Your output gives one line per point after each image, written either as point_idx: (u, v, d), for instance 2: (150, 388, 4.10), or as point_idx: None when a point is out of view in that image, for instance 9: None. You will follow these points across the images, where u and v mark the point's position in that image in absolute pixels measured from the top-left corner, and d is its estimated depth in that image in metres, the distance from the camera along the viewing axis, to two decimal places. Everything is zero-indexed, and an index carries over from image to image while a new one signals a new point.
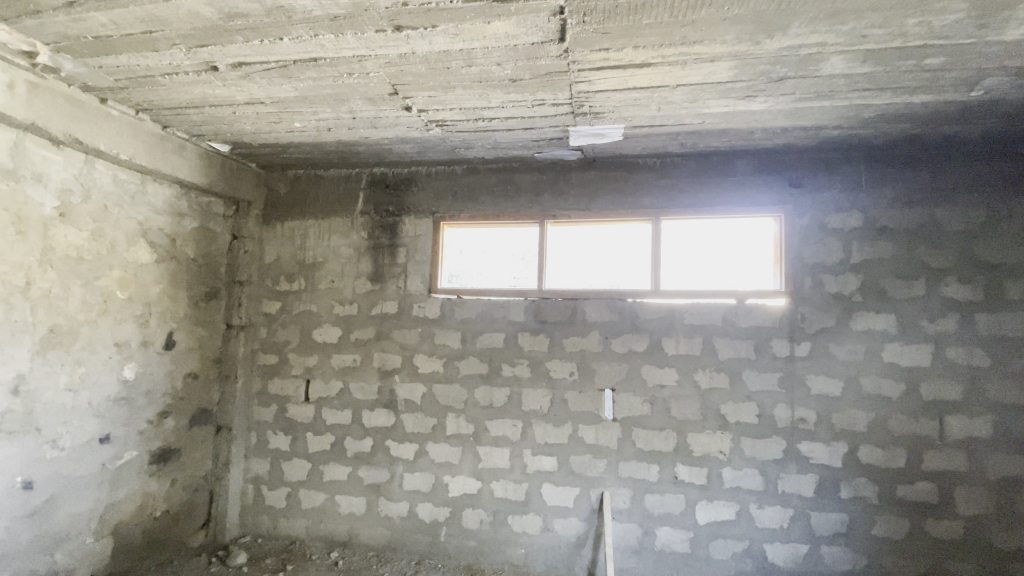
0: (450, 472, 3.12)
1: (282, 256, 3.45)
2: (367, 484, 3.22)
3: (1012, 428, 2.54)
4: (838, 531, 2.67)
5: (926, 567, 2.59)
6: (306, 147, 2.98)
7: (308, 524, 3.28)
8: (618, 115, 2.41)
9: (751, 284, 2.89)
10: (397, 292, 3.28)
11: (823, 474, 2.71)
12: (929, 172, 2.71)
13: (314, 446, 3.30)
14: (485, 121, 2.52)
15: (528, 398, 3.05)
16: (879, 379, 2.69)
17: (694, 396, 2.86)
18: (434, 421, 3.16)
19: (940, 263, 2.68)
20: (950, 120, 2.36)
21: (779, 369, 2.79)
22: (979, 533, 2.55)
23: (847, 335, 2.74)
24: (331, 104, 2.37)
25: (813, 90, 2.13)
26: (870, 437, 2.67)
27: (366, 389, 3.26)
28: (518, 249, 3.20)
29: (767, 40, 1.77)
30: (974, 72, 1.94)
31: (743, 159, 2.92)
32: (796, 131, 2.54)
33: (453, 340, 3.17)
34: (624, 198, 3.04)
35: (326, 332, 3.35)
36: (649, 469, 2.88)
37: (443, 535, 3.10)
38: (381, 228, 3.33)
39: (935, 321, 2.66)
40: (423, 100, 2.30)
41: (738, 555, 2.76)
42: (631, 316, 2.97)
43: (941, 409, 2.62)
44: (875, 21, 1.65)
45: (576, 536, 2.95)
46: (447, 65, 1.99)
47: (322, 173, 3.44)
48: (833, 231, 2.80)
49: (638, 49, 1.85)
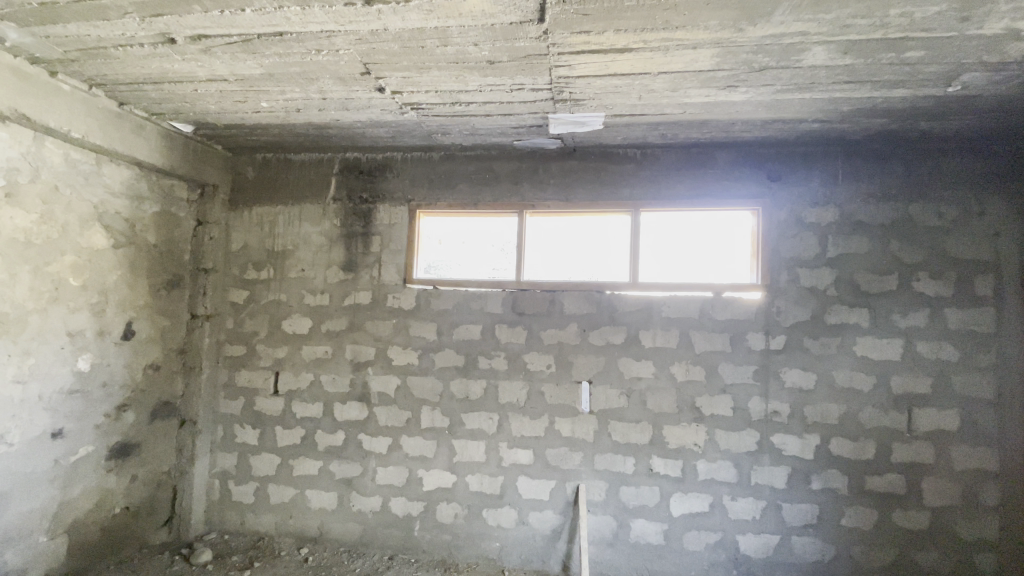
0: (424, 466, 3.06)
1: (250, 244, 3.32)
2: (339, 479, 3.14)
3: (978, 421, 2.61)
4: (809, 522, 2.71)
5: (893, 556, 2.64)
6: (275, 129, 2.86)
7: (277, 519, 3.19)
8: (598, 102, 2.36)
9: (728, 278, 2.89)
10: (371, 282, 3.19)
11: (796, 465, 2.73)
12: (904, 168, 2.74)
13: (284, 440, 3.21)
14: (462, 105, 2.44)
15: (505, 390, 3.01)
16: (851, 372, 2.72)
17: (671, 388, 2.86)
18: (408, 414, 3.09)
19: (912, 258, 2.71)
20: (926, 116, 2.38)
21: (754, 362, 2.80)
22: (944, 523, 2.61)
23: (822, 328, 2.76)
24: (300, 83, 2.26)
25: (794, 82, 2.11)
26: (842, 429, 2.71)
27: (338, 381, 3.17)
28: (496, 239, 3.14)
29: (750, 27, 1.74)
30: (951, 67, 1.94)
31: (723, 151, 2.90)
32: (776, 123, 2.54)
33: (429, 331, 3.10)
34: (604, 189, 3.00)
35: (296, 322, 3.25)
36: (625, 461, 2.87)
37: (416, 529, 3.05)
38: (355, 215, 3.23)
39: (906, 316, 2.70)
40: (397, 81, 2.21)
41: (711, 546, 2.78)
42: (610, 308, 2.94)
43: (911, 402, 2.66)
44: (858, 11, 1.63)
45: (551, 529, 2.92)
46: (421, 44, 1.91)
47: (293, 158, 3.32)
48: (809, 225, 2.81)
49: (619, 33, 1.80)
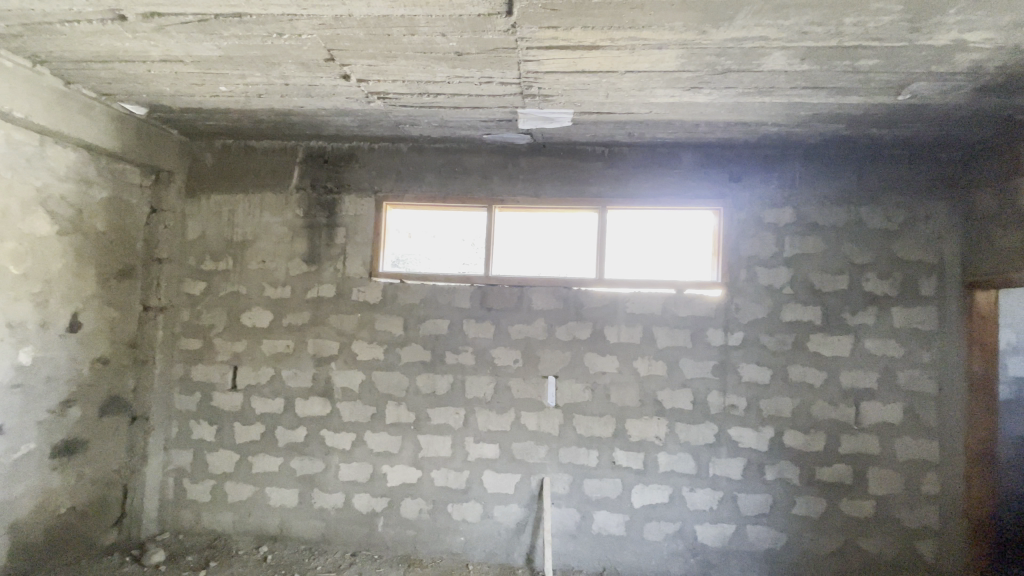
0: (389, 461, 3.03)
1: (208, 233, 3.21)
2: (300, 475, 3.07)
3: (919, 414, 2.76)
4: (762, 511, 2.82)
5: (839, 543, 2.77)
6: (235, 114, 2.76)
7: (234, 518, 3.11)
8: (566, 99, 2.38)
9: (691, 276, 2.97)
10: (335, 275, 3.12)
11: (751, 457, 2.83)
12: (856, 172, 2.87)
13: (243, 436, 3.12)
14: (430, 97, 2.42)
15: (471, 385, 3.00)
16: (804, 368, 2.84)
17: (634, 382, 2.92)
18: (372, 410, 3.05)
19: (863, 259, 2.84)
20: (877, 123, 2.50)
21: (713, 357, 2.88)
22: (887, 510, 2.76)
23: (778, 325, 2.86)
24: (261, 67, 2.19)
25: (754, 86, 2.18)
26: (794, 422, 2.82)
27: (300, 376, 3.10)
28: (465, 234, 3.12)
29: (713, 30, 1.78)
30: (902, 76, 2.04)
31: (687, 151, 2.97)
32: (737, 126, 2.61)
33: (394, 325, 3.07)
34: (572, 185, 3.03)
35: (256, 315, 3.15)
36: (589, 454, 2.92)
37: (380, 525, 3.02)
38: (319, 206, 3.16)
39: (856, 314, 2.83)
40: (362, 69, 2.17)
41: (670, 536, 2.86)
42: (576, 304, 2.97)
43: (858, 396, 2.80)
44: (814, 18, 1.69)
45: (515, 522, 2.95)
46: (388, 32, 1.88)
47: (254, 145, 3.21)
48: (767, 225, 2.90)
49: (587, 30, 1.81)
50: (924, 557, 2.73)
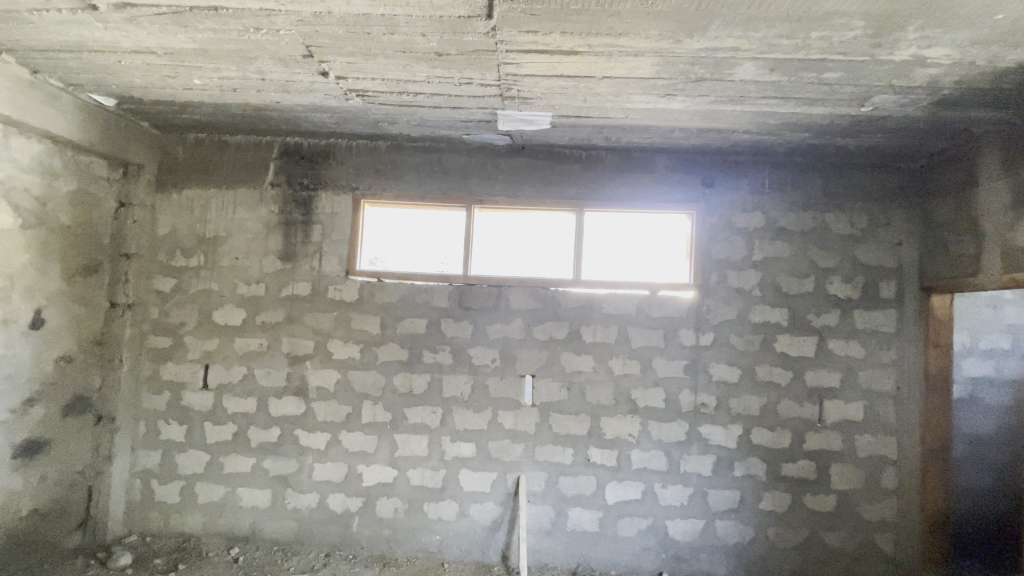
0: (364, 461, 3.01)
1: (179, 229, 3.13)
2: (273, 475, 3.03)
3: (878, 412, 2.90)
4: (731, 506, 2.91)
5: (803, 536, 2.88)
6: (208, 108, 2.70)
7: (204, 519, 3.04)
8: (545, 102, 2.41)
9: (665, 277, 3.04)
10: (311, 273, 3.09)
11: (720, 454, 2.92)
12: (822, 180, 2.99)
13: (213, 436, 3.06)
14: (409, 95, 2.41)
15: (448, 384, 3.01)
16: (771, 367, 2.94)
17: (609, 381, 2.97)
18: (348, 409, 3.03)
19: (828, 263, 2.96)
20: (842, 133, 2.60)
21: (685, 357, 2.96)
22: (848, 504, 2.88)
23: (747, 327, 2.96)
24: (237, 61, 2.16)
25: (726, 94, 2.25)
26: (762, 420, 2.92)
27: (273, 375, 3.06)
28: (443, 233, 3.13)
29: (687, 39, 1.84)
30: (865, 89, 2.14)
31: (662, 156, 3.04)
32: (710, 132, 2.68)
33: (371, 324, 3.05)
34: (550, 187, 3.06)
35: (228, 313, 3.09)
36: (564, 453, 2.96)
37: (355, 525, 3.00)
38: (294, 202, 3.11)
39: (821, 316, 2.94)
40: (341, 66, 2.15)
41: (642, 531, 2.92)
42: (554, 304, 3.01)
43: (822, 394, 2.92)
44: (783, 31, 1.76)
45: (491, 520, 2.97)
46: (367, 30, 1.88)
47: (228, 140, 3.14)
48: (738, 229, 3.00)
49: (565, 35, 1.84)
50: (882, 548, 2.86)
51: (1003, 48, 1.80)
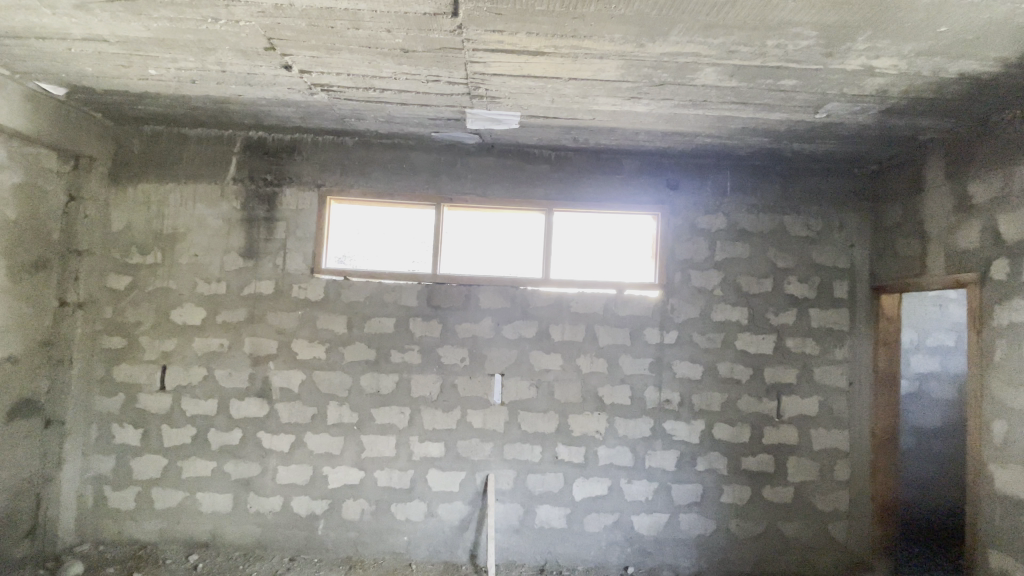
0: (330, 463, 2.96)
1: (135, 224, 3.02)
2: (234, 479, 2.95)
3: (833, 406, 3.03)
4: (693, 500, 2.99)
5: (762, 527, 2.99)
6: (165, 99, 2.60)
7: (162, 525, 2.94)
8: (513, 102, 2.42)
9: (631, 277, 3.10)
10: (274, 271, 3.01)
11: (683, 449, 3.00)
12: (780, 183, 3.10)
13: (171, 439, 2.95)
14: (376, 91, 2.39)
15: (417, 384, 2.99)
16: (732, 364, 3.03)
17: (577, 379, 3.01)
18: (313, 410, 2.97)
19: (785, 264, 3.07)
20: (798, 139, 2.71)
21: (650, 354, 3.03)
22: (804, 496, 3.00)
23: (709, 325, 3.05)
24: (195, 52, 2.09)
25: (689, 98, 2.31)
26: (723, 416, 3.01)
27: (235, 376, 2.98)
28: (412, 232, 3.10)
29: (650, 43, 1.88)
30: (819, 96, 2.23)
31: (629, 158, 3.10)
32: (675, 136, 2.75)
33: (337, 323, 3.00)
34: (520, 187, 3.08)
35: (187, 312, 2.99)
36: (532, 450, 2.99)
37: (320, 528, 2.95)
38: (257, 198, 3.04)
39: (779, 315, 3.06)
40: (305, 60, 2.11)
41: (609, 527, 2.98)
42: (523, 303, 3.03)
43: (780, 390, 3.03)
44: (740, 39, 1.83)
45: (459, 519, 2.97)
46: (331, 24, 1.85)
47: (187, 133, 3.04)
48: (701, 230, 3.08)
49: (531, 36, 1.86)
50: (835, 536, 3.00)
51: (945, 60, 1.91)
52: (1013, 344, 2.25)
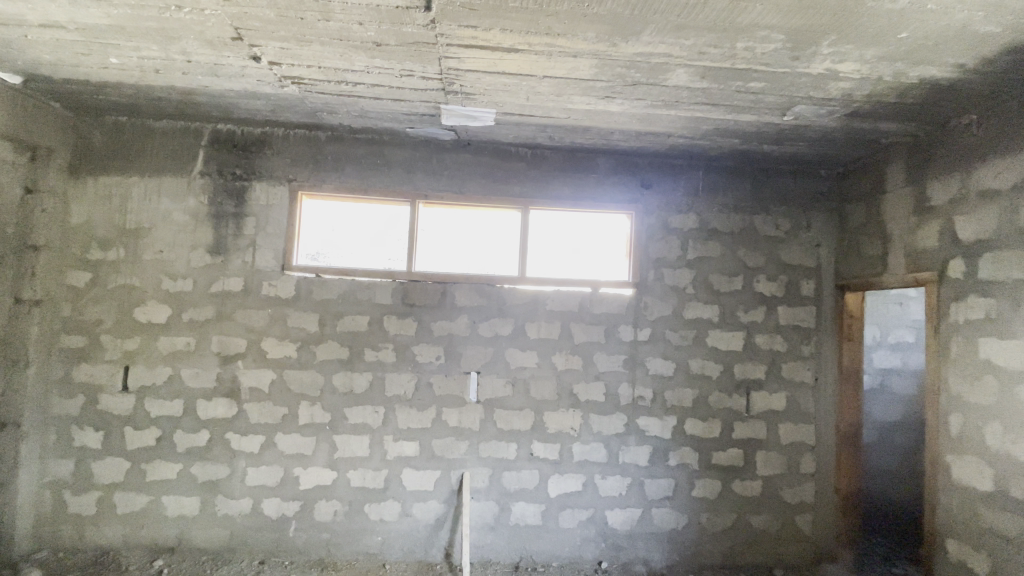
0: (301, 463, 2.91)
1: (96, 219, 2.90)
2: (202, 482, 2.87)
3: (799, 401, 3.12)
4: (666, 494, 3.04)
5: (732, 520, 3.06)
6: (128, 90, 2.51)
7: (125, 531, 2.83)
8: (489, 99, 2.41)
9: (607, 275, 3.13)
10: (243, 268, 2.94)
11: (656, 444, 3.05)
12: (750, 184, 3.17)
13: (134, 442, 2.85)
14: (349, 85, 2.34)
15: (391, 383, 2.96)
16: (703, 361, 3.09)
17: (552, 376, 3.02)
18: (284, 410, 2.91)
19: (755, 263, 3.15)
20: (768, 140, 2.78)
21: (624, 351, 3.06)
22: (771, 489, 3.08)
23: (682, 323, 3.10)
24: (159, 41, 2.02)
25: (661, 99, 2.34)
26: (695, 411, 3.07)
27: (202, 376, 2.89)
28: (387, 228, 3.06)
29: (623, 43, 1.90)
30: (787, 99, 2.29)
31: (604, 157, 3.12)
32: (648, 135, 2.79)
33: (309, 322, 2.95)
34: (496, 184, 3.07)
35: (151, 310, 2.89)
36: (508, 448, 2.99)
37: (291, 530, 2.89)
38: (226, 193, 2.95)
39: (748, 312, 3.13)
40: (274, 51, 2.06)
41: (583, 522, 3.00)
42: (499, 301, 3.02)
43: (749, 386, 3.10)
44: (711, 40, 1.86)
45: (434, 519, 2.95)
46: (301, 15, 1.81)
47: (152, 124, 2.93)
48: (674, 229, 3.13)
49: (505, 32, 1.86)
50: (801, 527, 3.09)
51: (904, 65, 1.98)
52: (968, 340, 2.35)
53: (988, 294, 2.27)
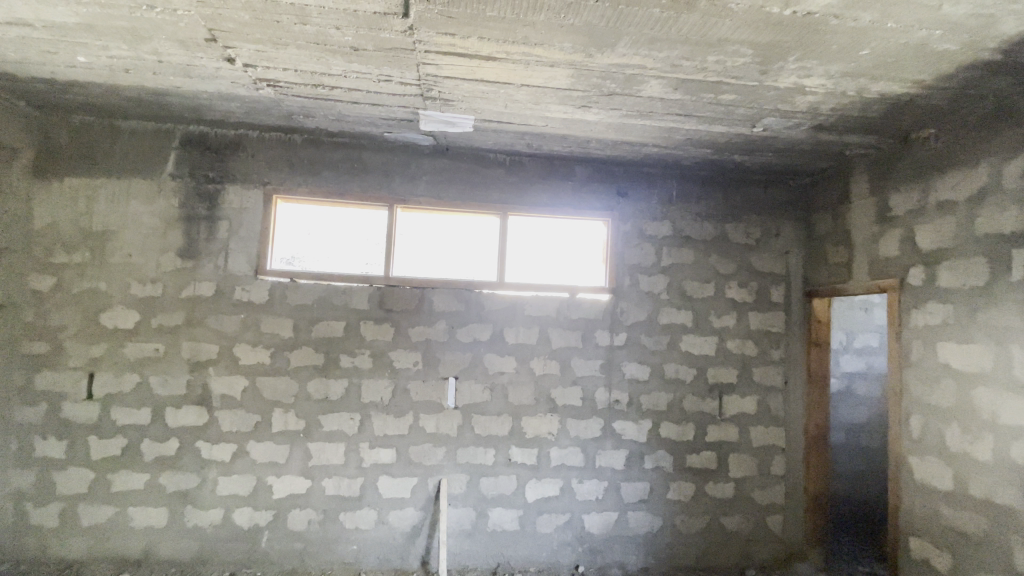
0: (274, 472, 2.85)
1: (60, 221, 2.81)
2: (170, 492, 2.79)
3: (770, 405, 3.20)
4: (641, 498, 3.08)
5: (705, 522, 3.11)
6: (96, 89, 2.44)
7: (89, 543, 2.73)
8: (467, 105, 2.43)
9: (584, 281, 3.17)
10: (215, 272, 2.88)
11: (632, 448, 3.09)
12: (722, 193, 3.26)
13: (99, 452, 2.76)
14: (326, 89, 2.33)
15: (368, 389, 2.93)
16: (678, 365, 3.15)
17: (530, 381, 3.04)
18: (257, 417, 2.85)
19: (727, 269, 3.23)
20: (739, 151, 2.86)
21: (601, 356, 3.10)
22: (744, 491, 3.15)
23: (656, 328, 3.15)
24: (129, 41, 1.98)
25: (636, 109, 2.39)
26: (669, 415, 3.12)
27: (171, 383, 2.81)
28: (364, 233, 3.04)
29: (598, 54, 1.93)
30: (757, 111, 2.37)
31: (581, 165, 3.16)
32: (624, 145, 2.84)
33: (283, 327, 2.90)
34: (474, 190, 3.08)
35: (118, 315, 2.81)
36: (485, 453, 2.99)
37: (264, 540, 2.83)
38: (197, 196, 2.89)
39: (720, 318, 3.20)
40: (249, 53, 2.04)
41: (560, 527, 3.01)
42: (477, 306, 3.03)
43: (722, 390, 3.17)
44: (683, 53, 1.91)
45: (411, 526, 2.92)
46: (277, 18, 1.80)
47: (120, 125, 2.86)
48: (649, 236, 3.19)
49: (482, 41, 1.88)
50: (772, 528, 3.16)
51: (866, 81, 2.07)
52: (927, 344, 2.46)
53: (946, 301, 2.38)
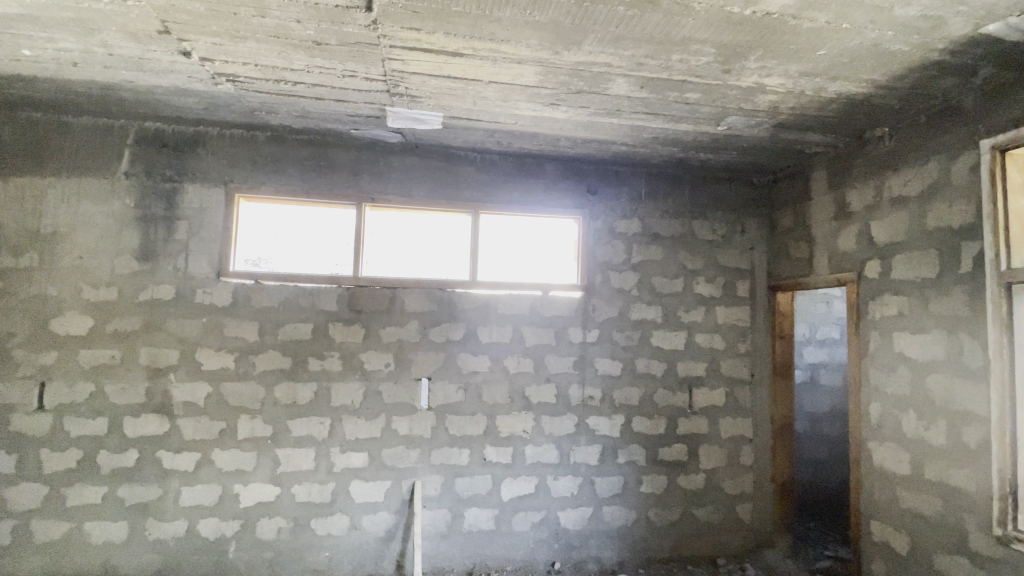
0: (241, 480, 2.76)
1: (4, 223, 2.65)
2: (130, 505, 2.67)
3: (737, 397, 3.28)
4: (615, 492, 3.11)
5: (678, 514, 3.17)
6: (41, 83, 2.31)
7: (42, 563, 2.59)
8: (435, 102, 2.40)
9: (555, 278, 3.18)
10: (175, 274, 2.77)
11: (605, 443, 3.11)
12: (689, 190, 3.32)
13: (52, 465, 2.62)
14: (288, 84, 2.27)
15: (339, 392, 2.87)
16: (649, 360, 3.20)
17: (504, 379, 3.03)
18: (222, 425, 2.76)
19: (694, 265, 3.29)
20: (705, 149, 2.91)
21: (574, 353, 3.12)
22: (714, 482, 3.22)
23: (627, 323, 3.19)
24: (76, 33, 1.88)
25: (605, 107, 2.41)
26: (641, 409, 3.16)
27: (129, 392, 2.69)
28: (332, 232, 2.97)
29: (565, 51, 1.94)
30: (720, 110, 2.42)
31: (551, 163, 3.18)
32: (593, 143, 2.86)
33: (248, 330, 2.81)
34: (444, 188, 3.06)
35: (70, 322, 2.67)
36: (460, 454, 2.96)
37: (231, 551, 2.73)
38: (154, 195, 2.78)
39: (689, 312, 3.27)
40: (206, 47, 1.97)
41: (536, 524, 3.02)
42: (449, 306, 3.00)
43: (691, 383, 3.23)
44: (649, 52, 1.94)
45: (385, 530, 2.87)
46: (234, 10, 1.74)
47: (70, 121, 2.72)
48: (619, 233, 3.22)
49: (449, 36, 1.86)
50: (742, 517, 3.24)
51: (823, 81, 2.14)
52: (883, 335, 2.56)
53: (900, 293, 2.49)
